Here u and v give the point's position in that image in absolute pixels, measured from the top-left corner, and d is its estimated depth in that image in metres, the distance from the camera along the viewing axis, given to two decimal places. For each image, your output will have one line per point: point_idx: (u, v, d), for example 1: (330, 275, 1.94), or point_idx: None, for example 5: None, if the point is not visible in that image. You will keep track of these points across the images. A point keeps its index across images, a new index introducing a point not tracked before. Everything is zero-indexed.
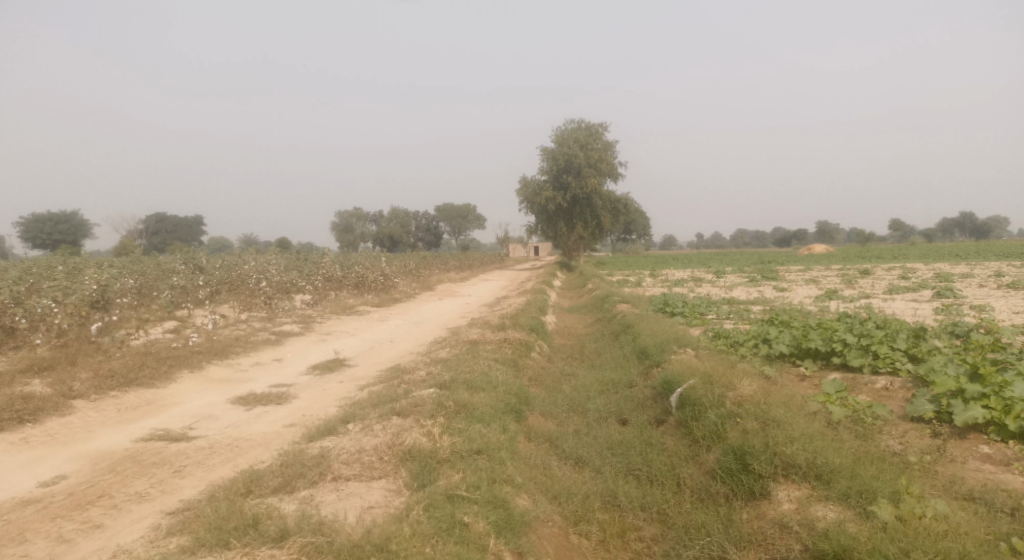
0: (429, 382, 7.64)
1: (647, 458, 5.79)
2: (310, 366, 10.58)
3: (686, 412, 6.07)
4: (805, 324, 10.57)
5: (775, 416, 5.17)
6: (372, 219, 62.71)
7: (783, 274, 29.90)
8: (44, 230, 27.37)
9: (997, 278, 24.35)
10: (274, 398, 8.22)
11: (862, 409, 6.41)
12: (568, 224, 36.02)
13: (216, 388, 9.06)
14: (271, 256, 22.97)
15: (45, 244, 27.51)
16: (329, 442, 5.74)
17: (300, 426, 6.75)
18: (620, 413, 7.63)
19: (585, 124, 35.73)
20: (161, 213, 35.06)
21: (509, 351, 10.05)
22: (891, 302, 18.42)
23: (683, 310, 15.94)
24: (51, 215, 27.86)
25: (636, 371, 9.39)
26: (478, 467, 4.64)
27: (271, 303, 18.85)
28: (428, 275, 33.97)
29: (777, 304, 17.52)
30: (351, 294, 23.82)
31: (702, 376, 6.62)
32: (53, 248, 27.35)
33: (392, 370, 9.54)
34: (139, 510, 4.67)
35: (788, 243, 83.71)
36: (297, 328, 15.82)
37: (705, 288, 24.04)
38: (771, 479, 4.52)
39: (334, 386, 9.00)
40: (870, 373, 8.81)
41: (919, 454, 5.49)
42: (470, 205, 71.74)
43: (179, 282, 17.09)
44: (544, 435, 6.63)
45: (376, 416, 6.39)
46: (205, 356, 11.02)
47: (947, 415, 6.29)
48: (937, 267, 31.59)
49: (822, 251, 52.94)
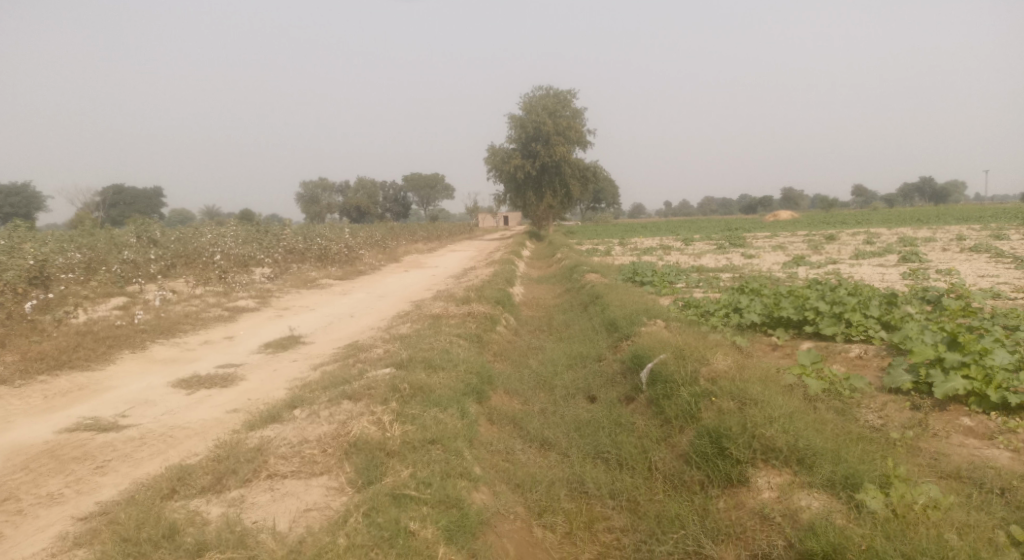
0: (385, 361, 7.16)
1: (616, 440, 5.43)
2: (262, 344, 9.99)
3: (658, 390, 5.69)
4: (777, 292, 10.32)
5: (751, 394, 4.83)
6: (339, 190, 61.30)
7: (751, 241, 29.88)
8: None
9: (958, 242, 24.60)
10: (219, 381, 7.66)
11: (840, 381, 6.12)
12: (537, 193, 35.48)
13: (158, 370, 8.46)
14: (230, 228, 22.04)
15: None
16: (271, 431, 5.25)
17: (244, 412, 6.24)
18: (589, 389, 7.26)
19: (553, 91, 35.05)
20: (118, 184, 33.55)
21: (473, 325, 9.61)
22: (859, 267, 18.38)
23: (653, 278, 15.63)
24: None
25: (605, 343, 9.03)
26: (430, 459, 4.20)
27: (227, 278, 18.11)
28: (395, 246, 33.22)
29: (746, 271, 17.36)
30: (314, 267, 23.03)
31: (674, 350, 6.26)
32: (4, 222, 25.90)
33: (349, 347, 9.03)
34: (48, 515, 4.16)
35: (755, 210, 84.36)
36: (253, 303, 15.11)
37: (674, 256, 23.74)
38: (749, 465, 4.17)
39: (286, 366, 8.46)
40: (843, 342, 8.59)
41: (901, 430, 5.21)
42: (438, 174, 70.63)
43: (128, 256, 16.23)
44: (507, 416, 6.22)
45: (325, 400, 5.90)
46: (149, 335, 10.34)
47: (926, 385, 6.05)
48: (900, 232, 31.90)
49: (788, 218, 53.33)
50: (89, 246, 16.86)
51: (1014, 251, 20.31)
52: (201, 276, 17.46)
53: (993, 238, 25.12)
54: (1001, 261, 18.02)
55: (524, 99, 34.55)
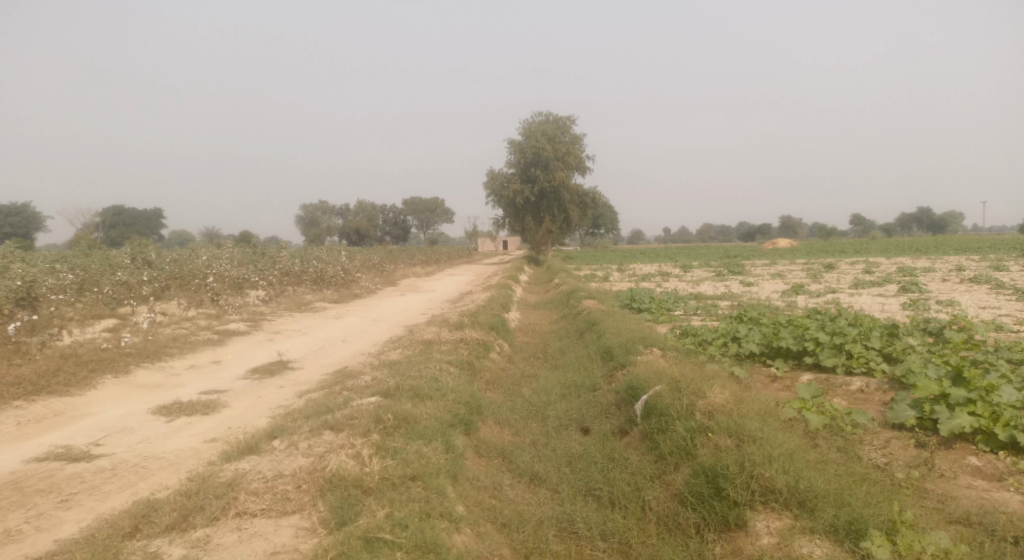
0: (372, 389, 6.93)
1: (609, 476, 5.19)
2: (249, 370, 9.76)
3: (653, 424, 5.47)
4: (775, 321, 10.12)
5: (750, 430, 4.62)
6: (339, 213, 61.34)
7: (750, 269, 29.71)
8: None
9: (958, 272, 24.45)
10: (200, 407, 7.42)
11: (842, 416, 5.90)
12: (535, 218, 35.44)
13: (139, 395, 8.21)
14: (226, 250, 21.88)
15: None
16: (246, 463, 5.01)
17: (221, 442, 6.01)
18: (582, 420, 7.03)
19: (552, 118, 35.22)
20: (119, 205, 33.48)
21: (465, 352, 9.39)
22: (858, 297, 18.22)
23: (650, 306, 15.44)
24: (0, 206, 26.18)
25: (599, 372, 8.80)
26: (409, 498, 3.97)
27: (221, 300, 17.89)
28: (392, 270, 33.06)
29: (744, 299, 17.17)
30: (310, 290, 22.83)
31: (670, 382, 6.04)
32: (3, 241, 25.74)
33: (337, 374, 8.80)
34: (1, 554, 3.91)
35: (753, 237, 84.46)
36: (244, 326, 14.88)
37: (672, 283, 23.59)
38: (747, 507, 3.93)
39: (272, 393, 8.22)
40: (843, 374, 8.38)
41: (906, 470, 4.99)
42: (438, 198, 70.81)
43: (121, 277, 16.01)
44: (496, 449, 5.99)
45: (306, 431, 5.67)
46: (134, 359, 10.10)
47: (931, 422, 5.83)
48: (899, 261, 31.78)
49: (787, 246, 53.22)
50: (81, 266, 16.66)
51: (1013, 282, 20.19)
52: (194, 298, 17.23)
53: (992, 268, 25.04)
54: (1001, 292, 17.87)
55: (523, 125, 34.70)
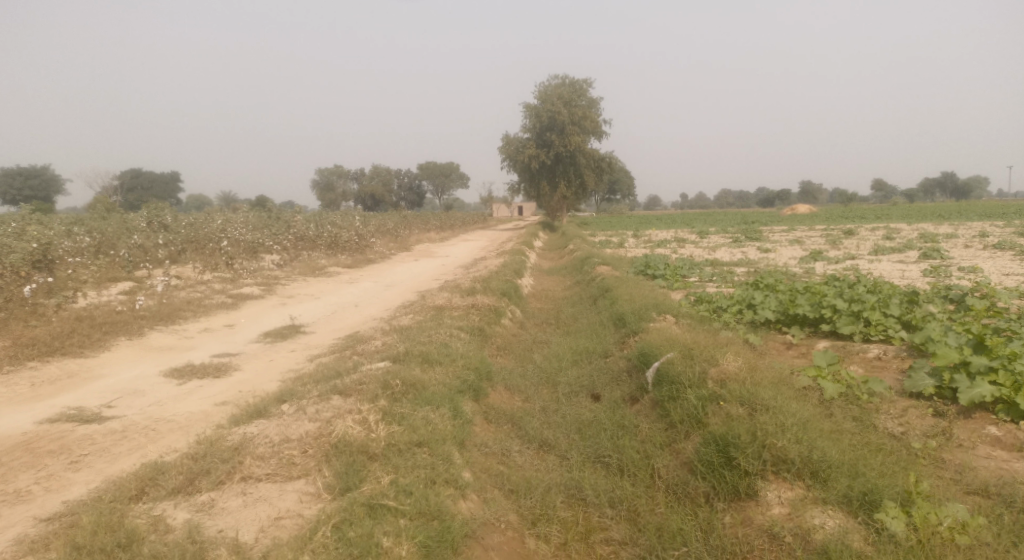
0: (381, 355, 6.90)
1: (619, 444, 5.14)
2: (261, 334, 9.79)
3: (664, 392, 5.39)
4: (792, 288, 9.95)
5: (763, 399, 4.52)
6: (354, 178, 61.16)
7: (767, 235, 29.29)
8: (15, 186, 25.92)
9: (982, 238, 23.94)
10: (212, 371, 7.44)
11: (858, 385, 5.78)
12: (550, 183, 35.07)
13: (152, 358, 8.26)
14: (240, 214, 21.89)
15: (14, 201, 26.11)
16: (254, 428, 5.02)
17: (231, 405, 6.02)
18: (593, 387, 6.97)
19: (568, 80, 34.60)
20: (136, 169, 33.58)
21: (477, 318, 9.34)
22: (878, 263, 17.89)
23: (665, 272, 15.26)
24: (20, 169, 26.34)
25: (612, 339, 8.72)
26: (414, 464, 3.93)
27: (235, 264, 17.94)
28: (407, 235, 32.99)
29: (761, 266, 16.92)
30: (324, 254, 22.86)
31: (682, 349, 5.94)
32: (22, 204, 25.95)
33: (348, 339, 8.80)
34: (11, 514, 3.94)
35: (772, 203, 83.26)
36: (258, 291, 14.92)
37: (688, 249, 23.32)
38: (758, 477, 3.85)
39: (283, 357, 8.23)
40: (860, 341, 8.23)
41: (923, 439, 4.88)
42: (453, 163, 70.35)
43: (136, 241, 16.06)
44: (506, 415, 5.95)
45: (315, 395, 5.66)
46: (149, 322, 10.17)
47: (949, 391, 5.69)
48: (920, 227, 31.14)
49: (806, 212, 52.38)
50: (98, 230, 16.74)
51: None
52: (208, 262, 17.30)
53: (1018, 234, 24.44)
54: None
55: (539, 88, 34.13)
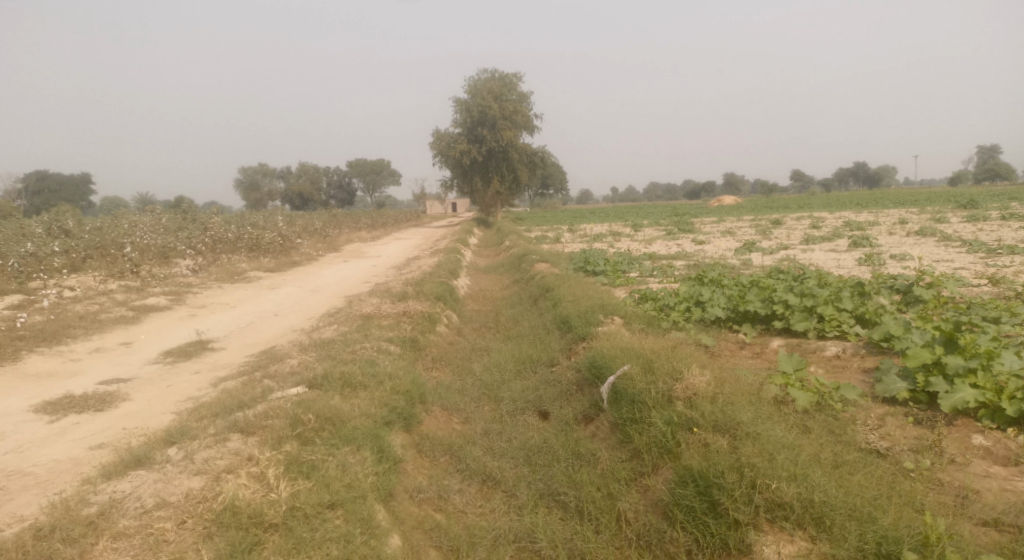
0: (295, 378, 5.93)
1: (575, 477, 4.43)
2: (162, 352, 8.57)
3: (624, 413, 4.70)
4: (740, 284, 9.48)
5: (743, 423, 3.92)
6: (281, 176, 58.57)
7: (699, 227, 29.35)
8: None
9: (903, 225, 24.62)
10: (94, 402, 6.26)
11: (830, 392, 5.24)
12: (483, 178, 34.24)
13: (24, 387, 6.93)
14: (151, 217, 20.10)
15: None
16: (125, 483, 4.00)
17: (109, 449, 4.94)
18: (539, 403, 6.24)
19: (499, 74, 33.87)
20: (42, 170, 30.78)
21: (408, 326, 8.45)
22: (811, 252, 17.92)
23: (605, 268, 14.68)
24: None
25: (556, 345, 7.99)
26: (324, 538, 3.14)
27: (143, 271, 16.27)
28: (336, 235, 31.44)
29: (700, 259, 16.59)
30: (245, 258, 21.26)
31: (640, 360, 5.23)
32: None
33: (262, 356, 7.73)
34: None
35: (699, 195, 85.11)
36: (166, 301, 13.45)
37: (624, 243, 22.93)
38: (751, 528, 3.31)
39: (185, 381, 7.09)
40: (815, 338, 7.83)
41: (910, 456, 4.38)
42: (384, 160, 68.60)
43: (28, 249, 14.22)
44: (443, 444, 5.13)
45: (210, 436, 4.67)
46: (27, 343, 8.73)
47: (925, 394, 5.24)
48: (843, 216, 31.93)
49: (731, 204, 53.29)
50: None
51: (958, 234, 20.27)
52: (113, 270, 15.63)
53: (935, 221, 25.28)
54: (950, 244, 17.79)
55: (469, 81, 33.26)
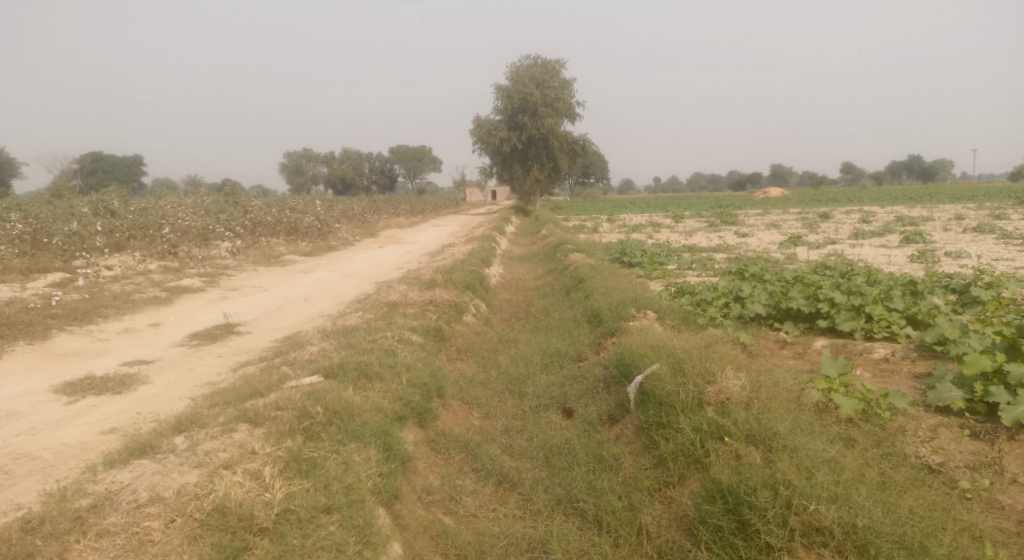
0: (312, 367, 5.77)
1: (595, 484, 4.16)
2: (189, 335, 8.54)
3: (651, 417, 4.39)
4: (783, 280, 9.01)
5: (780, 434, 3.57)
6: (324, 161, 59.16)
7: (743, 219, 28.51)
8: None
9: (960, 221, 23.45)
10: (114, 384, 6.21)
11: (876, 400, 4.83)
12: (522, 166, 33.91)
13: (49, 366, 6.94)
14: (193, 198, 20.36)
15: None
16: (125, 472, 3.88)
17: (120, 434, 4.85)
18: (564, 400, 5.97)
19: (541, 61, 33.41)
20: (97, 151, 31.61)
21: (434, 315, 8.25)
22: (860, 248, 17.13)
23: (642, 259, 14.27)
24: None
25: (586, 339, 7.69)
26: (316, 546, 2.95)
27: (181, 252, 16.45)
28: (375, 220, 31.53)
29: (742, 252, 16.02)
30: (283, 241, 21.40)
31: (670, 359, 4.90)
32: None
33: (285, 342, 7.62)
34: None
35: (743, 186, 83.23)
36: (201, 283, 13.54)
37: (663, 234, 22.38)
38: (785, 553, 2.99)
39: (207, 365, 7.02)
40: (862, 339, 7.35)
41: (966, 474, 3.98)
42: (425, 146, 68.72)
43: (73, 228, 14.48)
44: (458, 441, 4.89)
45: (218, 425, 4.53)
46: (60, 322, 8.80)
47: (983, 404, 4.78)
48: (895, 210, 30.66)
49: (777, 196, 51.84)
50: (30, 211, 15.13)
51: (1020, 231, 19.19)
52: (153, 250, 15.85)
53: (994, 217, 24.02)
54: (1011, 242, 16.83)
55: (510, 68, 32.89)
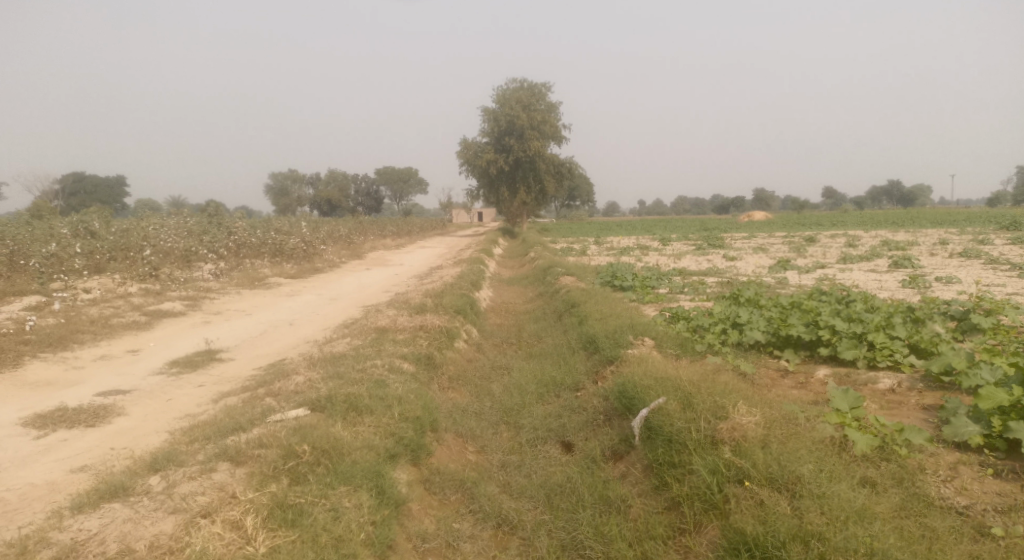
0: (298, 398, 5.46)
1: (602, 528, 3.95)
2: (168, 362, 8.18)
3: (659, 454, 4.17)
4: (781, 307, 8.83)
5: (804, 478, 3.47)
6: (310, 182, 58.84)
7: (730, 242, 28.54)
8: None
9: (945, 246, 23.59)
10: (87, 417, 5.85)
11: (892, 434, 4.60)
12: (510, 189, 33.85)
13: (19, 397, 6.55)
14: (176, 219, 19.97)
15: None
16: (93, 517, 3.55)
17: (90, 473, 4.49)
18: (562, 433, 5.69)
19: (528, 84, 33.54)
20: (79, 171, 31.13)
21: (425, 342, 7.97)
22: (849, 272, 17.07)
23: (634, 283, 14.09)
24: None
25: (581, 367, 7.44)
26: None
27: (163, 274, 16.03)
28: (361, 242, 31.20)
29: (733, 276, 15.89)
30: (268, 263, 21.01)
31: (677, 392, 4.66)
32: None
33: (270, 370, 7.29)
34: None
35: (728, 210, 83.96)
36: (182, 306, 13.15)
37: (652, 257, 22.29)
38: None
39: (187, 395, 6.67)
40: (865, 368, 7.16)
41: (993, 517, 3.78)
42: (412, 168, 68.66)
43: (51, 249, 14.04)
44: (454, 480, 4.61)
45: (197, 464, 4.21)
46: (32, 348, 8.39)
47: (1001, 440, 4.56)
48: (879, 234, 30.88)
49: (761, 219, 52.23)
50: (6, 232, 14.68)
51: (1005, 256, 19.30)
52: (133, 272, 15.43)
53: (977, 241, 24.19)
54: (998, 267, 16.86)
55: (498, 91, 32.97)
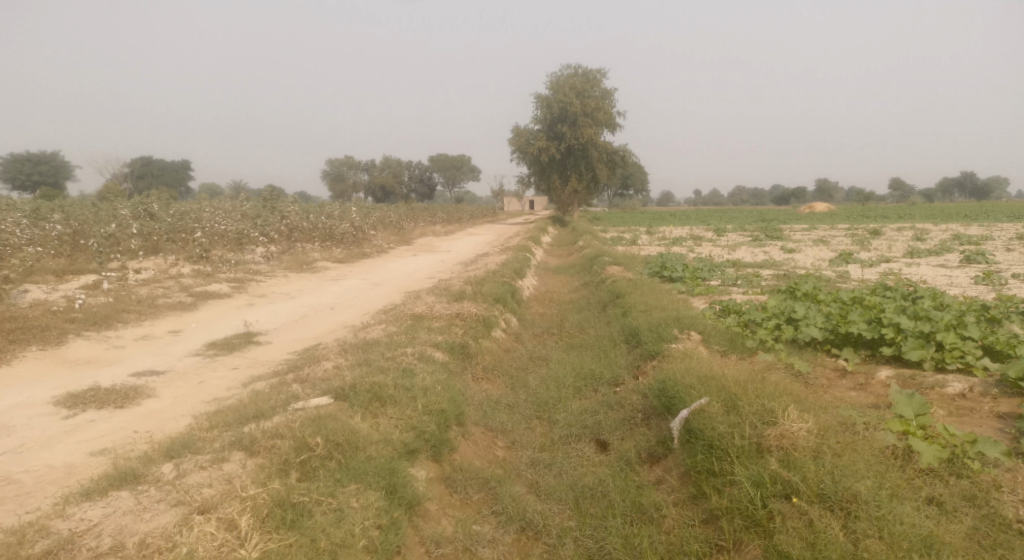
0: (322, 386, 5.28)
1: (632, 540, 3.64)
2: (206, 344, 8.17)
3: (699, 460, 3.81)
4: (841, 303, 8.23)
5: (861, 497, 3.08)
6: (365, 168, 59.54)
7: (788, 234, 27.44)
8: (24, 171, 23.84)
9: (1023, 241, 22.08)
10: (117, 397, 5.83)
11: (964, 445, 4.08)
12: (561, 177, 33.39)
13: (56, 375, 6.61)
14: (231, 202, 20.30)
15: (25, 186, 24.04)
16: (97, 505, 3.44)
17: (107, 457, 4.42)
18: (597, 431, 5.36)
19: (581, 70, 32.87)
20: (147, 156, 32.22)
21: (460, 330, 7.74)
22: (917, 267, 16.04)
23: (684, 274, 13.55)
24: (29, 154, 24.34)
25: (622, 361, 7.07)
26: None
27: (213, 256, 16.07)
28: (411, 229, 31.28)
29: (790, 269, 15.16)
30: (318, 248, 21.20)
31: (722, 393, 4.26)
32: (33, 191, 23.92)
33: (303, 355, 7.18)
34: None
35: (787, 200, 81.25)
36: (229, 288, 13.29)
37: (706, 248, 21.58)
38: None
39: (218, 378, 6.61)
40: (932, 371, 6.56)
41: None
42: (465, 155, 68.72)
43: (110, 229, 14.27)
44: (478, 478, 4.35)
45: (211, 452, 4.06)
46: (77, 326, 8.52)
47: None
48: (951, 228, 29.20)
49: (822, 211, 50.23)
50: (69, 212, 15.18)
51: None
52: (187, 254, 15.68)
53: None
54: None
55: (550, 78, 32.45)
